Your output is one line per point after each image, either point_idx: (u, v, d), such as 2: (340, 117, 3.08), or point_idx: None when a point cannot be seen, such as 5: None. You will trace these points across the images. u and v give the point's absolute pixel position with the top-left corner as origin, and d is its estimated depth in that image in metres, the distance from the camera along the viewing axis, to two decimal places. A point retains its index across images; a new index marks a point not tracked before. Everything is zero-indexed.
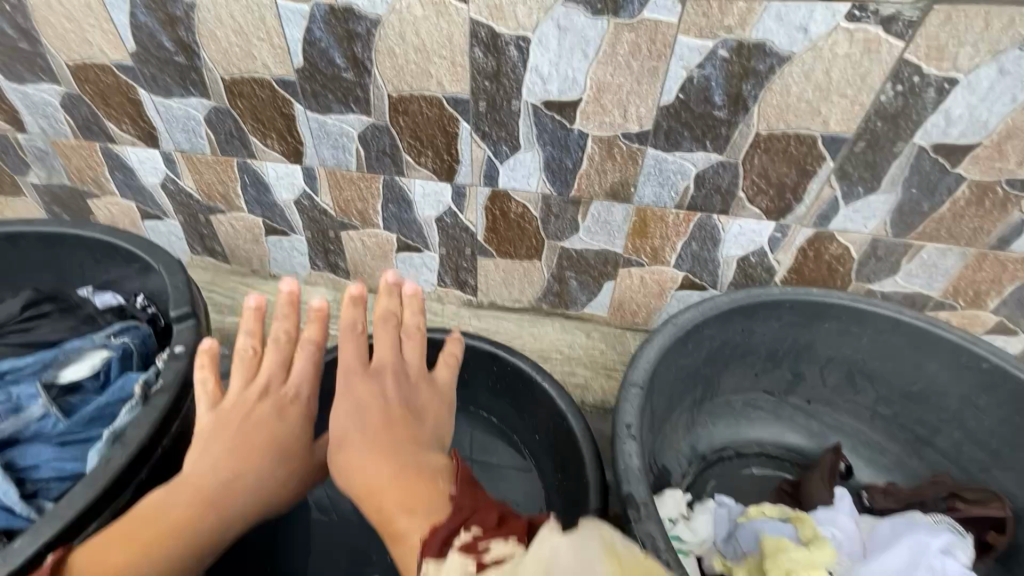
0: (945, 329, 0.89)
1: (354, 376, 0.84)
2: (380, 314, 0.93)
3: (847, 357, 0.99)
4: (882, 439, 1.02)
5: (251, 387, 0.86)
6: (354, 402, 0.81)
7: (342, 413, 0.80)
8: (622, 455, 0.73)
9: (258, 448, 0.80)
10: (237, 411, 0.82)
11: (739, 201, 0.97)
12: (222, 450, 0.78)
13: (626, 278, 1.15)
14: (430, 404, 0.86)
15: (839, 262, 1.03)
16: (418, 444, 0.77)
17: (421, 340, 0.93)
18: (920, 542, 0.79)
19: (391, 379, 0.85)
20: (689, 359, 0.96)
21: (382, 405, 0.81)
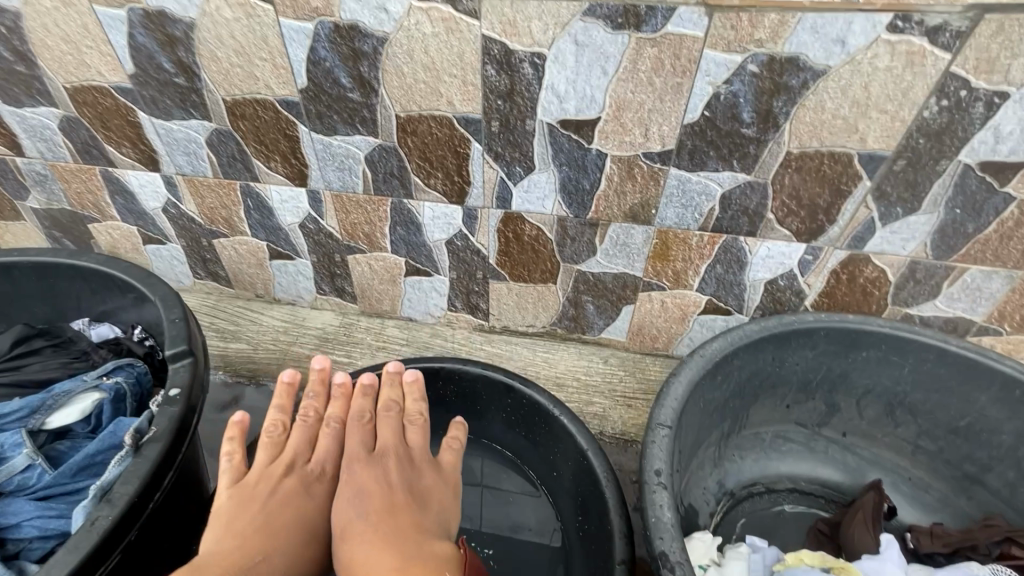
0: (997, 360, 0.84)
1: (355, 462, 0.81)
2: (381, 402, 0.88)
3: (887, 389, 0.93)
4: (926, 476, 0.95)
5: (273, 462, 0.81)
6: (357, 492, 0.77)
7: (344, 503, 0.77)
8: (653, 508, 0.67)
9: (282, 528, 0.72)
10: (258, 488, 0.76)
11: (768, 222, 0.92)
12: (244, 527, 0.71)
13: (646, 302, 1.09)
14: (435, 488, 0.82)
15: (875, 285, 0.97)
16: (421, 534, 0.73)
17: (423, 425, 0.88)
18: None
19: (394, 464, 0.81)
20: (718, 393, 0.90)
21: (385, 494, 0.77)
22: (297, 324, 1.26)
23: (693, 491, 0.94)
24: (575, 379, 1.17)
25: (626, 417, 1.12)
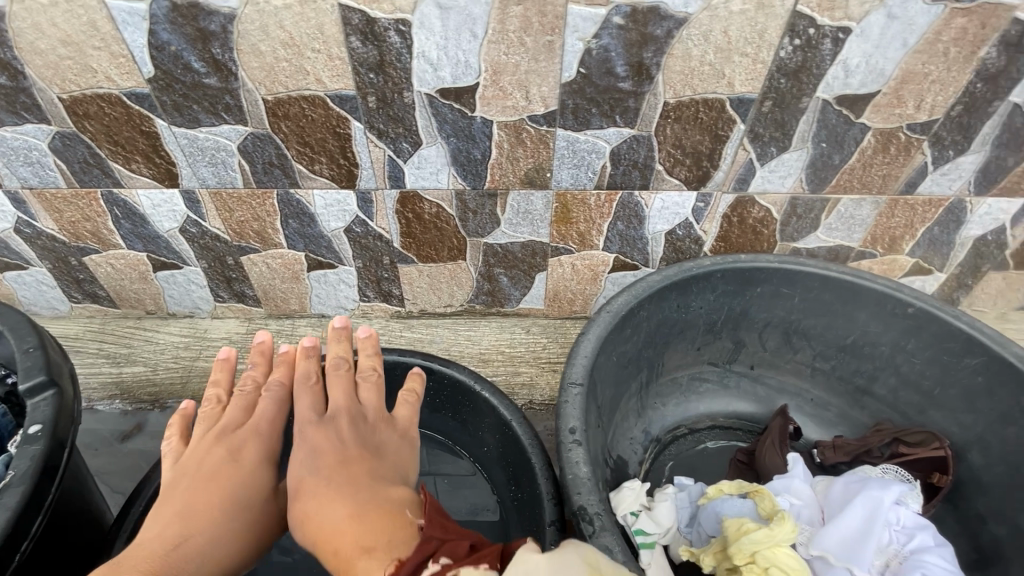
0: (870, 279, 0.89)
1: (306, 424, 0.73)
2: (331, 363, 0.83)
3: (783, 319, 0.99)
4: (824, 394, 1.02)
5: (211, 438, 0.75)
6: (305, 450, 0.69)
7: (293, 464, 0.68)
8: (570, 464, 0.69)
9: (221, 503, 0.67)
10: (197, 466, 0.71)
11: (658, 173, 0.94)
12: (180, 509, 0.65)
13: (557, 267, 1.10)
14: (393, 442, 0.74)
15: (763, 224, 1.03)
16: (377, 478, 0.65)
17: (377, 379, 0.83)
18: (873, 499, 0.76)
19: (345, 421, 0.74)
20: (634, 345, 0.93)
21: (338, 447, 0.69)
22: (198, 337, 1.17)
23: (620, 442, 0.98)
24: (500, 353, 1.17)
25: (552, 383, 1.14)
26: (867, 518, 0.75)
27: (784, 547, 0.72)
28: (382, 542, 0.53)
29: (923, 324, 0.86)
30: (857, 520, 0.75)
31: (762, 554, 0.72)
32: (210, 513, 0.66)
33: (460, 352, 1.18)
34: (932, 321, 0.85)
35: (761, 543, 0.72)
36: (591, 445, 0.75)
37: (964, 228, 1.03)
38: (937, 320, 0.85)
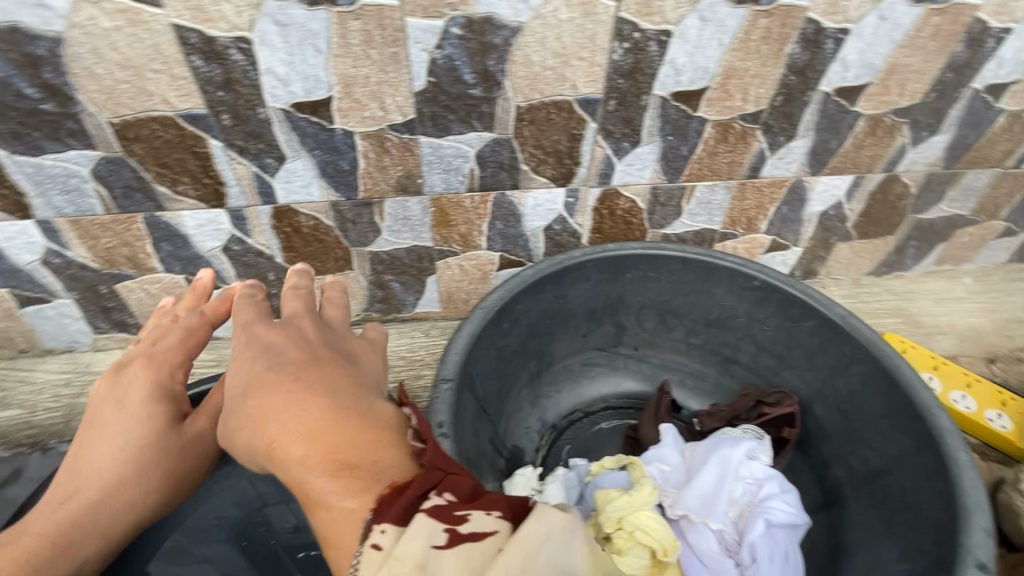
0: (721, 257, 0.97)
1: (255, 325, 0.61)
2: (290, 281, 0.69)
3: (655, 301, 1.06)
4: (700, 366, 1.10)
5: (113, 387, 0.78)
6: (261, 347, 0.58)
7: (242, 360, 0.57)
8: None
9: (124, 458, 0.75)
10: (98, 422, 0.77)
11: (525, 173, 0.99)
12: (82, 475, 0.75)
13: (446, 270, 1.13)
14: (364, 353, 0.64)
15: (632, 214, 1.10)
16: (353, 386, 0.56)
17: (343, 296, 0.72)
18: (725, 457, 0.83)
19: (309, 326, 0.62)
20: (516, 338, 0.98)
21: (304, 346, 0.59)
22: (79, 372, 1.12)
23: (514, 431, 1.02)
24: (400, 359, 1.18)
25: None
26: (720, 475, 0.82)
27: (645, 509, 0.78)
28: (359, 467, 0.48)
29: (767, 295, 0.95)
30: (709, 477, 0.82)
31: (625, 520, 0.77)
32: (123, 464, 0.75)
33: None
34: (773, 290, 0.94)
35: (624, 510, 0.77)
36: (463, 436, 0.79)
37: (809, 205, 1.14)
38: (778, 289, 0.93)
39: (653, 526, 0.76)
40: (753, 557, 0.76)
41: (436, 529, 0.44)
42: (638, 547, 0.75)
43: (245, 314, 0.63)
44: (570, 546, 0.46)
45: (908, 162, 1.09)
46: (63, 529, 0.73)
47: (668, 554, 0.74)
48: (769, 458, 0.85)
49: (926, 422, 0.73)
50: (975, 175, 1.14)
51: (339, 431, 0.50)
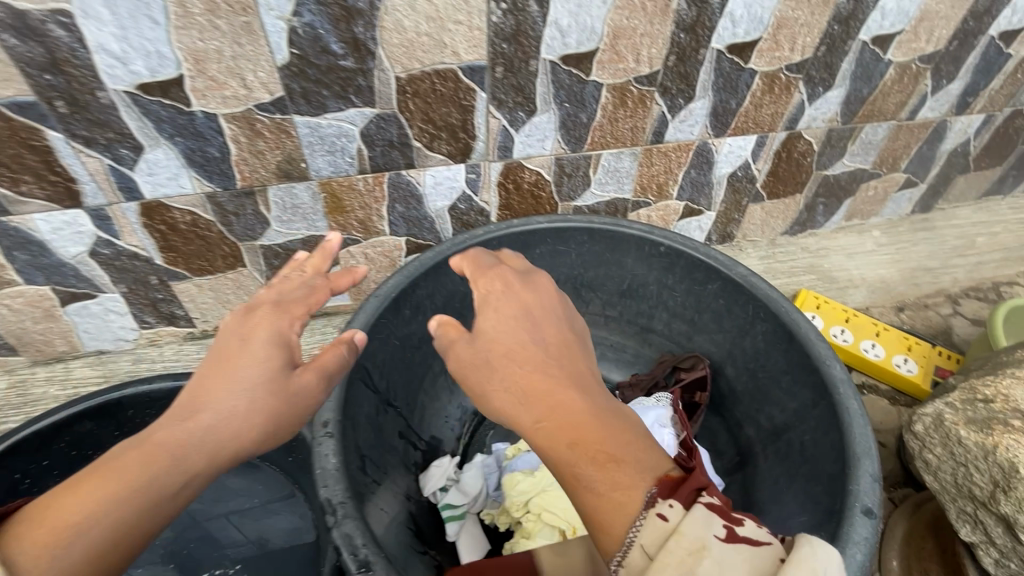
0: (627, 225, 0.95)
1: (490, 301, 0.67)
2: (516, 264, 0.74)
3: (567, 276, 1.03)
4: (619, 338, 1.08)
5: (239, 326, 0.67)
6: (529, 325, 0.64)
7: (506, 325, 0.64)
8: (318, 461, 0.66)
9: (252, 393, 0.62)
10: (235, 376, 0.63)
11: (418, 150, 0.93)
12: (239, 395, 0.62)
13: (350, 259, 1.07)
14: (556, 328, 0.65)
15: (539, 188, 1.06)
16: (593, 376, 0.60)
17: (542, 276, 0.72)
18: None
19: (535, 306, 0.66)
20: (421, 325, 0.93)
21: (541, 339, 0.63)
22: None
23: (430, 422, 0.97)
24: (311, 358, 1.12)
25: None
26: None
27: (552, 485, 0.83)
28: (611, 464, 0.50)
29: (674, 260, 0.94)
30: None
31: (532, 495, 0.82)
32: (248, 400, 0.62)
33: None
34: (679, 255, 0.92)
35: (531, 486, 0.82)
36: (353, 434, 0.74)
37: (717, 167, 1.13)
38: (683, 254, 0.92)
39: (557, 507, 0.80)
40: None
41: (716, 533, 0.44)
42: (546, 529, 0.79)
43: (498, 290, 0.68)
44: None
45: (807, 119, 1.09)
46: (186, 448, 0.58)
47: (574, 532, 0.79)
48: (675, 427, 0.87)
49: (821, 373, 0.73)
50: (872, 129, 1.16)
51: (582, 424, 0.53)
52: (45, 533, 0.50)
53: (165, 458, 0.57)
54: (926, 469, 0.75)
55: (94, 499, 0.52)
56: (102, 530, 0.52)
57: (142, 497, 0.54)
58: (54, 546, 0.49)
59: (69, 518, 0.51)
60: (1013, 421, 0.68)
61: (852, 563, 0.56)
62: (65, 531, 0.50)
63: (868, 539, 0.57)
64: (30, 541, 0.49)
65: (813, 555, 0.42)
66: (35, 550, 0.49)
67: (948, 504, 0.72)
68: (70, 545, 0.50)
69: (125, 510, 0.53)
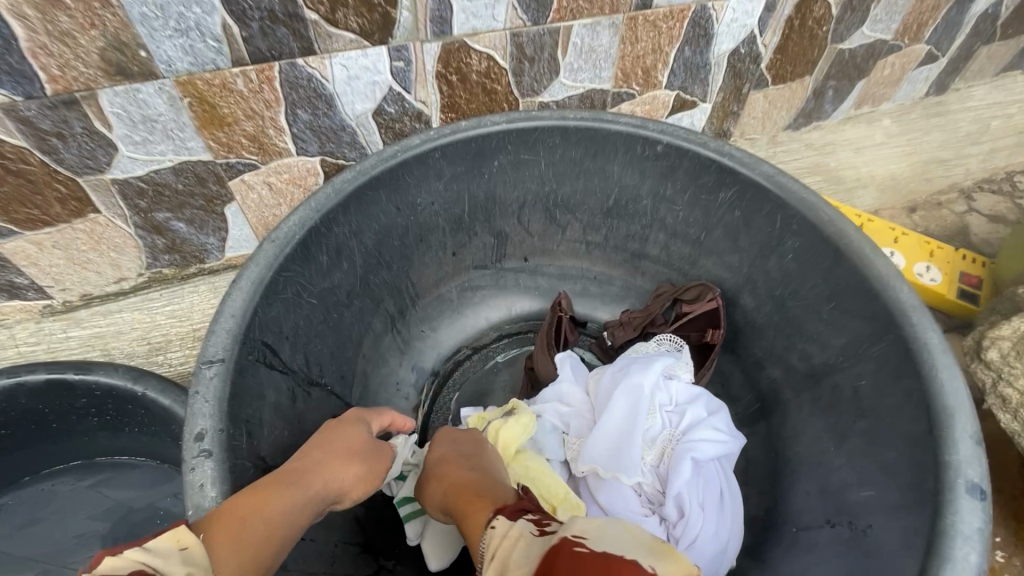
0: (611, 120, 0.72)
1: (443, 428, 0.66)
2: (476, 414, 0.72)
3: (537, 195, 0.80)
4: (605, 270, 0.87)
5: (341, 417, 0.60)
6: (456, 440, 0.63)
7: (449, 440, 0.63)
8: (190, 496, 0.45)
9: (362, 449, 0.58)
10: (345, 437, 0.57)
11: (315, 26, 0.65)
12: (351, 445, 0.57)
13: (248, 193, 0.81)
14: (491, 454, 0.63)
15: (493, 79, 0.80)
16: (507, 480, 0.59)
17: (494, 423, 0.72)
18: (633, 386, 0.65)
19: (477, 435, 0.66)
20: (349, 276, 0.70)
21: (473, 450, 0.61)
22: None
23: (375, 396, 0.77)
24: None
25: None
26: (631, 412, 0.64)
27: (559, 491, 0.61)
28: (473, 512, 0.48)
29: (674, 163, 0.72)
30: (617, 417, 0.64)
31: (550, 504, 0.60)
32: (353, 452, 0.57)
33: (174, 334, 0.89)
34: (682, 156, 0.70)
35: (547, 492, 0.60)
36: (252, 441, 0.53)
37: (715, 42, 0.88)
38: (688, 154, 0.70)
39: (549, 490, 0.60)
40: (680, 510, 0.58)
41: (532, 532, 0.41)
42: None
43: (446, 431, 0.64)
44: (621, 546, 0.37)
45: None
46: (311, 484, 0.51)
47: (559, 510, 0.59)
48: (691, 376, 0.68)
49: (882, 299, 0.55)
50: None
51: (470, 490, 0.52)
52: (226, 533, 0.42)
53: (299, 481, 0.51)
54: (1002, 407, 0.62)
55: (261, 510, 0.45)
56: (263, 540, 0.44)
57: (292, 514, 0.48)
58: (234, 541, 0.42)
59: (249, 515, 0.44)
60: None
61: (966, 568, 0.40)
62: (238, 527, 0.43)
63: (979, 530, 0.41)
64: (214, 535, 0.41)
65: (596, 518, 0.40)
66: (220, 547, 0.41)
67: None
68: (251, 546, 0.42)
69: (283, 520, 0.47)
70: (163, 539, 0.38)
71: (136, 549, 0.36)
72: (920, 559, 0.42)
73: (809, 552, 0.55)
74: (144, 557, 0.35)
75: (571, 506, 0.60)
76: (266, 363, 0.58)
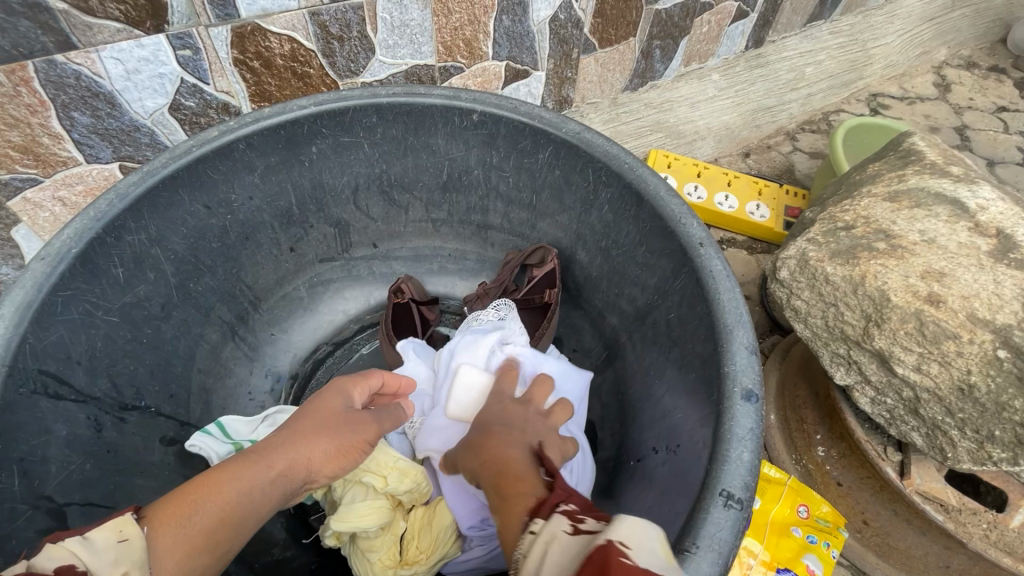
0: (425, 93, 0.71)
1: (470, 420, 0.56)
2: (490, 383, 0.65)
3: (368, 178, 0.78)
4: (456, 245, 0.87)
5: (327, 394, 0.54)
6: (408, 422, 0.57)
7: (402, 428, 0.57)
8: None
9: (342, 417, 0.52)
10: (331, 402, 0.53)
11: (67, 16, 0.59)
12: (340, 410, 0.52)
13: (38, 212, 0.73)
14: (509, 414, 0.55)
15: (301, 63, 0.76)
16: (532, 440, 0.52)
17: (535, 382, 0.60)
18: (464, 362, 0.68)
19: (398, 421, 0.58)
20: (159, 287, 0.65)
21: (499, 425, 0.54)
22: None
23: (222, 410, 0.73)
24: None
25: None
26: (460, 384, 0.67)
27: (391, 463, 0.61)
28: (508, 499, 0.43)
29: (493, 131, 0.73)
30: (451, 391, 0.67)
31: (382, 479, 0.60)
32: (340, 419, 0.52)
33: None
34: (498, 123, 0.71)
35: (378, 469, 0.60)
36: (31, 481, 0.48)
37: (533, 9, 0.89)
38: (502, 120, 0.71)
39: (380, 469, 0.60)
40: None
41: (565, 532, 0.38)
42: (352, 488, 0.59)
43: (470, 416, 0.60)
44: (650, 535, 0.37)
45: None
46: (275, 464, 0.47)
47: (389, 479, 0.60)
48: (524, 338, 0.71)
49: (677, 237, 0.59)
50: None
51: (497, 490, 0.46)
52: (169, 522, 0.40)
53: (263, 459, 0.47)
54: (796, 318, 0.65)
55: (212, 503, 0.42)
56: (213, 525, 0.42)
57: (254, 492, 0.45)
58: (180, 531, 0.40)
59: (197, 499, 0.42)
60: (878, 245, 0.60)
61: (741, 467, 0.43)
62: (185, 518, 0.41)
63: (753, 430, 0.45)
64: (158, 531, 0.39)
65: (634, 521, 0.37)
66: (163, 539, 0.39)
67: (820, 351, 0.64)
68: (197, 537, 0.41)
69: (237, 503, 0.43)
70: (104, 529, 0.38)
71: (73, 542, 0.36)
72: (707, 465, 0.45)
73: (644, 480, 0.58)
74: (80, 553, 0.35)
75: (401, 473, 0.60)
76: (49, 393, 0.53)
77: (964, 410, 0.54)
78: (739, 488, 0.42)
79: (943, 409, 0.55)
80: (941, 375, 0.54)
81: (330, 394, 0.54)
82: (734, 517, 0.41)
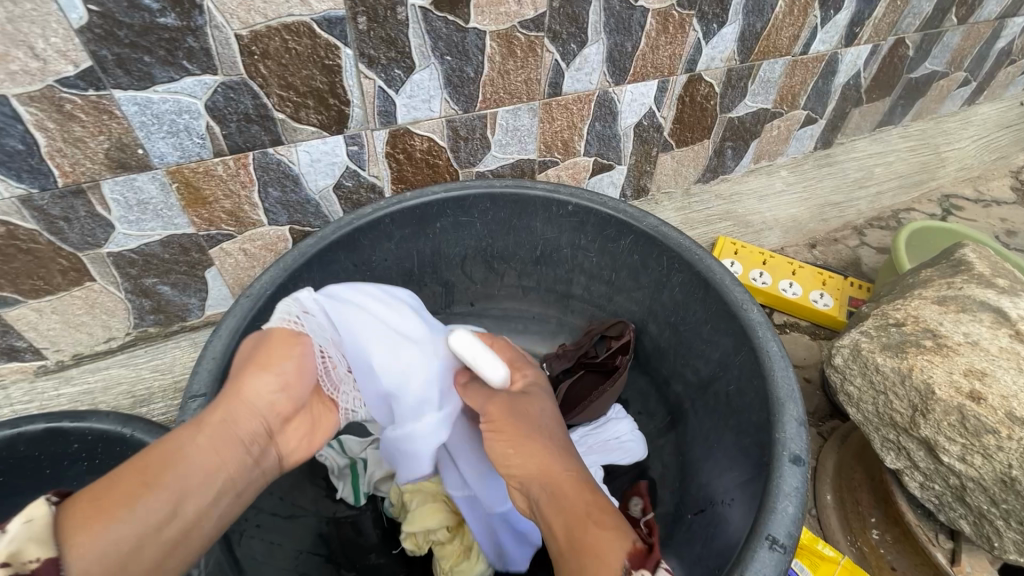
0: (532, 186, 0.88)
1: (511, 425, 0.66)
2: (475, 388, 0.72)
3: (476, 249, 0.95)
4: (541, 309, 1.01)
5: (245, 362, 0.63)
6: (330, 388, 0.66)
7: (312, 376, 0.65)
8: None
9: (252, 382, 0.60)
10: (256, 364, 0.62)
11: (283, 123, 0.81)
12: (252, 375, 0.61)
13: (226, 259, 0.94)
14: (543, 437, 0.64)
15: (434, 156, 0.96)
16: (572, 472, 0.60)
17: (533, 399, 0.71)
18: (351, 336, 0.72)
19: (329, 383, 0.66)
20: None
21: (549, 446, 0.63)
22: None
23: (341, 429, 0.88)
24: None
25: None
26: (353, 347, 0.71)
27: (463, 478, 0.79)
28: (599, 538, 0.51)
29: (584, 219, 0.88)
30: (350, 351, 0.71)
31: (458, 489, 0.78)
32: (253, 379, 0.61)
33: (157, 387, 0.99)
34: (590, 214, 0.86)
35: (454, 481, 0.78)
36: None
37: (620, 117, 1.06)
38: (593, 211, 0.86)
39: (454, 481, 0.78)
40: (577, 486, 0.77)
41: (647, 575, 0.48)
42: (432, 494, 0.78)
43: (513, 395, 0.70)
44: None
45: (705, 59, 1.04)
46: (196, 437, 0.56)
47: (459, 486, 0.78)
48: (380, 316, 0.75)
49: (740, 320, 0.70)
50: (769, 66, 1.11)
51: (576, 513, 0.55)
52: (90, 508, 0.48)
53: (189, 434, 0.56)
54: (849, 402, 0.73)
55: (140, 482, 0.51)
56: (141, 496, 0.50)
57: (185, 467, 0.53)
58: (101, 513, 0.48)
59: (125, 480, 0.50)
60: (925, 341, 0.67)
61: (786, 517, 0.52)
62: (105, 502, 0.48)
63: (798, 488, 0.54)
64: (72, 513, 0.47)
65: None
66: (76, 519, 0.47)
67: (872, 434, 0.70)
68: (121, 509, 0.48)
69: (169, 476, 0.52)
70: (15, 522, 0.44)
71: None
72: (757, 514, 0.54)
73: (701, 529, 0.67)
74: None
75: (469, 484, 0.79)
76: None
77: (1008, 502, 0.59)
78: (783, 535, 0.51)
79: (988, 499, 0.60)
80: (985, 467, 0.60)
81: (251, 361, 0.63)
82: (777, 558, 0.49)
